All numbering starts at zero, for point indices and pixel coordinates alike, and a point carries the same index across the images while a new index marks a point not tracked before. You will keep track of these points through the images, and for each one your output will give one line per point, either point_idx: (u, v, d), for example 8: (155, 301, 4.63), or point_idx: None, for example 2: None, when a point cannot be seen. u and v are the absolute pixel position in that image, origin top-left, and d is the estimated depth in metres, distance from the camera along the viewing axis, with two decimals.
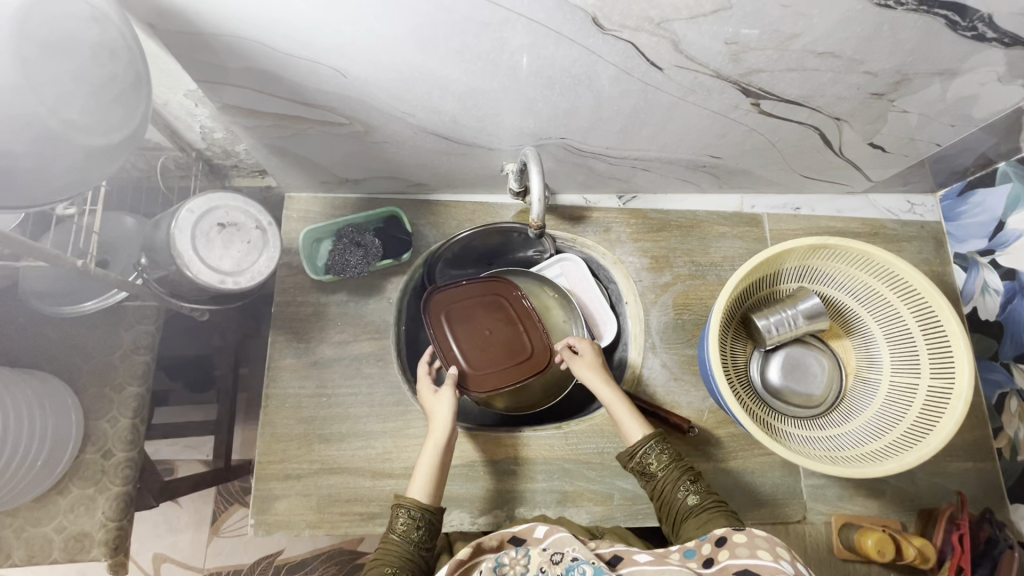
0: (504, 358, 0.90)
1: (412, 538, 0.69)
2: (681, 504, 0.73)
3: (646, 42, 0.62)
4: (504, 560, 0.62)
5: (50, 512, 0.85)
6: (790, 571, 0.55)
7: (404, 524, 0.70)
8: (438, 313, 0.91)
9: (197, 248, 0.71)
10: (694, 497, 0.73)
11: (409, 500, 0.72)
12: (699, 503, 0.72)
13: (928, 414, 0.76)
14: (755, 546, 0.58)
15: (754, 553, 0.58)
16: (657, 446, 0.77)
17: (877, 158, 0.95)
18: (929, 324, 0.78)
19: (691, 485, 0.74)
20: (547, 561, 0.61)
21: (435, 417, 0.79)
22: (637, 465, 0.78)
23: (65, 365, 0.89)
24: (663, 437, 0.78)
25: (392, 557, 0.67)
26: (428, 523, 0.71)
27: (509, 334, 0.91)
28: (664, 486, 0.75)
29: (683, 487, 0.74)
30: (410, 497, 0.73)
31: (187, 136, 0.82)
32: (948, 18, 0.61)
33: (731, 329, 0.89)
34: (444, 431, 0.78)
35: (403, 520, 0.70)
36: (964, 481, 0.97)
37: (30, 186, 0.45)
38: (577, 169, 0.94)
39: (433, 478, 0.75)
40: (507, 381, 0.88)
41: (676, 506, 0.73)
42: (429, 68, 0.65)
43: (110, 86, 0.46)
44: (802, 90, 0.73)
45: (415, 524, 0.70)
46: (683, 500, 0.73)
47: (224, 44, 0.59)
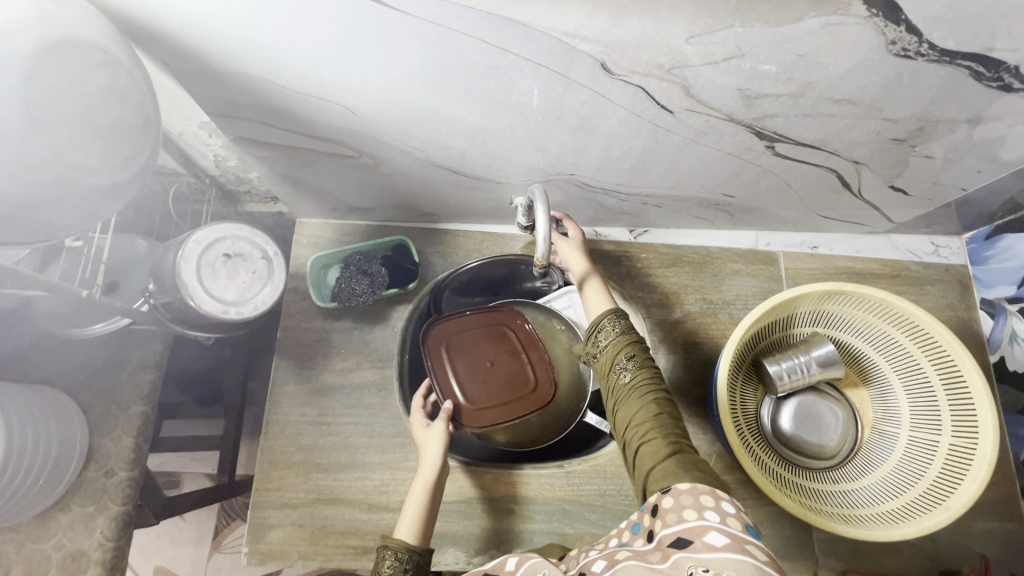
0: (505, 393, 0.86)
1: None
2: (616, 384, 0.67)
3: (655, 87, 0.61)
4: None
5: (49, 529, 0.85)
6: (718, 522, 0.49)
7: (391, 566, 0.65)
8: (440, 343, 0.88)
9: (201, 278, 0.71)
10: (629, 373, 0.67)
11: (395, 539, 0.67)
12: (632, 380, 0.67)
13: (948, 474, 0.73)
14: (682, 508, 0.51)
15: (682, 516, 0.51)
16: (606, 323, 0.72)
17: (899, 200, 0.92)
18: (950, 378, 0.75)
19: (627, 360, 0.68)
20: None
21: (426, 452, 0.77)
22: (589, 347, 0.73)
23: (74, 382, 0.90)
24: (619, 315, 0.72)
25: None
26: (416, 563, 0.66)
27: (512, 367, 0.88)
28: (604, 366, 0.70)
29: (619, 366, 0.68)
30: (397, 537, 0.68)
31: (201, 164, 0.84)
32: (972, 69, 0.59)
33: (741, 372, 0.86)
34: (434, 466, 0.75)
35: (390, 562, 0.65)
36: (991, 542, 0.92)
37: (28, 226, 0.45)
38: (587, 204, 0.93)
39: (422, 514, 0.71)
40: (506, 417, 0.84)
41: (614, 384, 0.68)
42: (437, 107, 0.65)
43: (117, 126, 0.47)
44: (818, 134, 0.71)
45: (402, 567, 0.65)
46: (618, 378, 0.68)
47: (236, 82, 0.60)
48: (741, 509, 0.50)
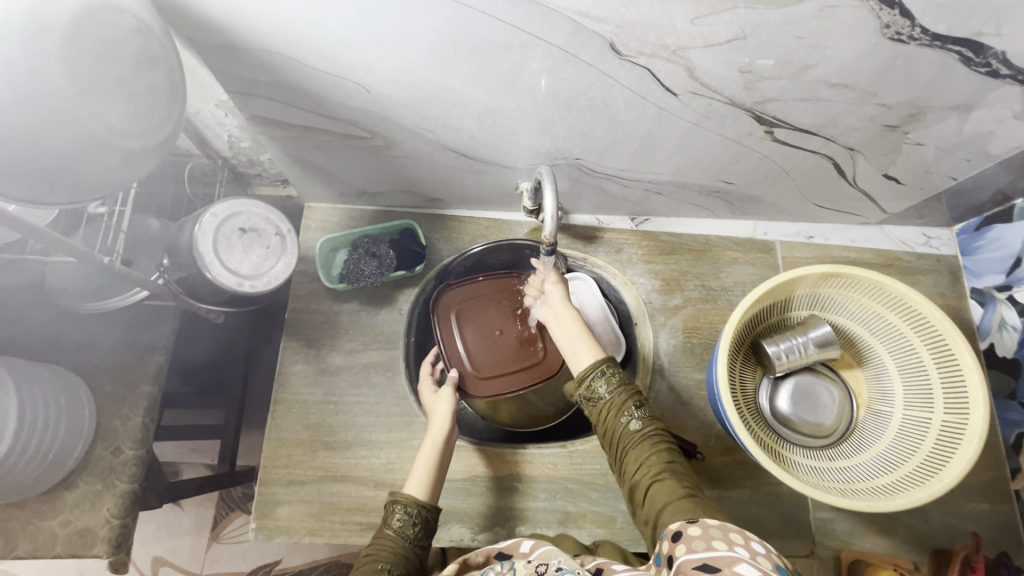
0: (511, 361, 0.88)
1: (409, 534, 0.68)
2: (623, 429, 0.69)
3: (661, 69, 0.63)
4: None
5: (57, 506, 0.86)
6: (747, 556, 0.48)
7: (400, 519, 0.68)
8: (451, 312, 0.90)
9: (218, 251, 0.73)
10: (637, 422, 0.70)
11: (405, 494, 0.71)
12: (641, 429, 0.69)
13: (941, 450, 0.75)
14: (709, 538, 0.52)
15: (710, 545, 0.51)
16: (604, 371, 0.73)
17: (892, 190, 0.95)
18: (943, 359, 0.77)
19: (637, 411, 0.70)
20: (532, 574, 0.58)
21: (436, 415, 0.80)
22: (585, 392, 0.73)
23: (82, 362, 0.91)
24: (615, 362, 0.74)
25: (385, 550, 0.65)
26: (423, 518, 0.70)
27: (521, 338, 0.89)
28: (608, 411, 0.71)
29: (626, 412, 0.70)
30: (406, 492, 0.72)
31: (215, 144, 0.85)
32: (962, 55, 0.62)
33: (740, 354, 0.89)
34: (443, 428, 0.78)
35: (399, 516, 0.69)
36: (981, 522, 0.94)
37: (56, 188, 0.46)
38: (591, 190, 0.96)
39: (431, 473, 0.74)
40: (510, 387, 0.86)
41: (619, 432, 0.70)
42: (450, 87, 0.67)
43: (149, 93, 0.49)
44: (816, 119, 0.74)
45: (411, 521, 0.68)
46: (625, 425, 0.70)
47: (259, 58, 0.62)
48: (773, 551, 0.50)
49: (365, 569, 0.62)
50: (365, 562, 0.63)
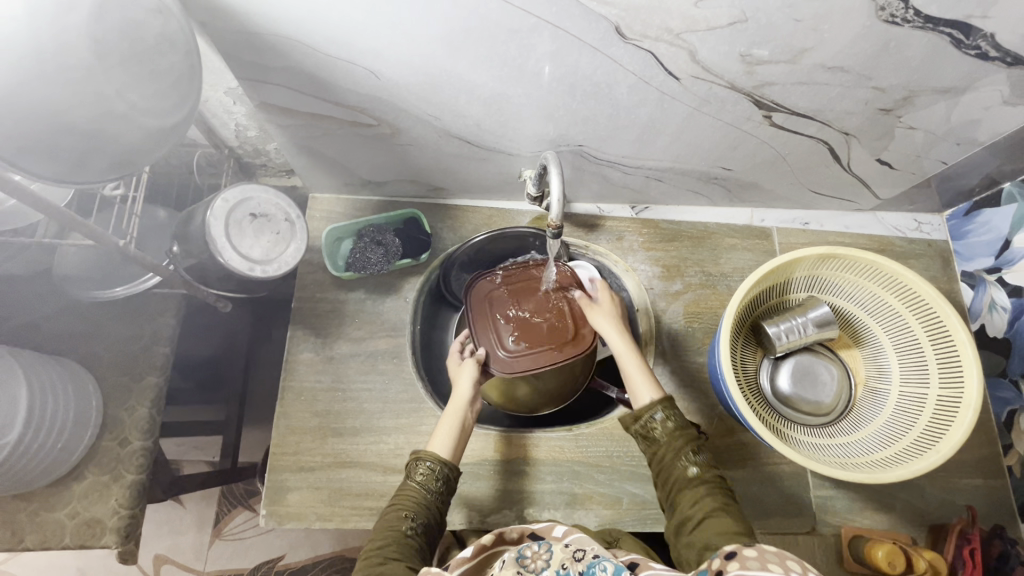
0: (543, 339, 0.85)
1: (432, 488, 0.74)
2: (680, 472, 0.71)
3: (664, 53, 0.65)
4: (525, 552, 0.53)
5: (64, 497, 0.85)
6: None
7: (424, 474, 0.74)
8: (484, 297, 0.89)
9: (229, 235, 0.74)
10: (695, 467, 0.71)
11: (430, 454, 0.76)
12: (698, 474, 0.70)
13: (937, 424, 0.78)
14: (766, 561, 0.46)
15: (765, 568, 0.45)
16: (663, 412, 0.75)
17: (886, 175, 0.98)
18: (938, 336, 0.80)
19: (694, 456, 0.72)
20: (569, 558, 0.52)
21: (459, 385, 0.84)
22: (641, 429, 0.76)
23: (88, 354, 0.90)
24: (674, 404, 0.76)
25: (409, 500, 0.72)
26: (445, 472, 0.75)
27: (558, 318, 0.87)
28: (666, 453, 0.73)
29: (685, 457, 0.72)
30: (430, 450, 0.77)
31: (221, 133, 0.86)
32: (952, 37, 0.64)
33: (741, 336, 0.91)
34: (464, 398, 0.82)
35: (423, 471, 0.74)
36: (975, 496, 0.97)
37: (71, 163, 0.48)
38: (593, 178, 0.97)
39: (453, 438, 0.78)
40: (534, 364, 0.84)
41: (676, 474, 0.71)
42: (459, 72, 0.68)
43: (168, 74, 0.50)
44: (813, 103, 0.76)
45: (434, 477, 0.74)
46: (682, 468, 0.71)
47: (271, 44, 0.63)
48: None
49: (393, 519, 0.70)
50: (393, 512, 0.71)
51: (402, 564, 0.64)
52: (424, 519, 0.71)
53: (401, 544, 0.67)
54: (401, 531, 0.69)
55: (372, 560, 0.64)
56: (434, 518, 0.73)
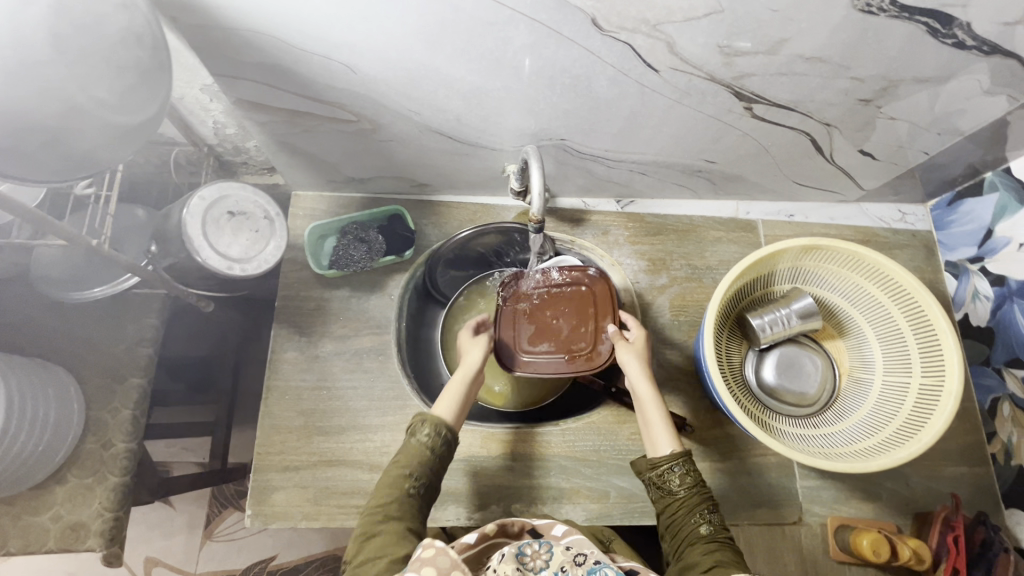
0: (558, 347, 0.87)
1: (434, 450, 0.73)
2: (692, 528, 0.69)
3: (642, 44, 0.65)
4: (525, 550, 0.56)
5: (47, 501, 0.84)
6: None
7: (428, 437, 0.72)
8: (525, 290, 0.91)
9: (206, 233, 0.75)
10: (708, 526, 0.69)
11: (432, 418, 0.74)
12: (710, 534, 0.68)
13: (919, 413, 0.78)
14: None
15: None
16: (682, 466, 0.73)
17: (868, 166, 0.98)
18: (920, 326, 0.80)
19: (710, 514, 0.70)
20: (570, 561, 0.55)
21: (467, 355, 0.83)
22: (656, 478, 0.74)
23: (69, 356, 0.89)
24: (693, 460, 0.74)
25: (412, 459, 0.72)
26: (446, 436, 0.73)
27: (578, 328, 0.88)
28: (680, 506, 0.71)
29: (699, 514, 0.70)
30: (434, 413, 0.74)
31: (199, 131, 0.85)
32: (929, 26, 0.64)
33: (726, 328, 0.91)
34: (473, 367, 0.80)
35: (426, 433, 0.73)
36: (960, 484, 0.97)
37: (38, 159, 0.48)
38: (577, 172, 0.97)
39: (458, 401, 0.76)
40: (543, 370, 0.86)
41: (687, 529, 0.69)
42: (436, 66, 0.68)
43: (135, 69, 0.49)
44: (793, 94, 0.76)
45: (437, 441, 0.73)
46: (695, 526, 0.69)
47: (244, 39, 0.62)
48: None
49: (395, 477, 0.70)
50: (396, 469, 0.71)
51: (401, 524, 0.66)
52: (426, 479, 0.71)
53: (402, 502, 0.69)
54: (402, 489, 0.69)
55: (374, 517, 0.67)
56: (436, 476, 0.73)
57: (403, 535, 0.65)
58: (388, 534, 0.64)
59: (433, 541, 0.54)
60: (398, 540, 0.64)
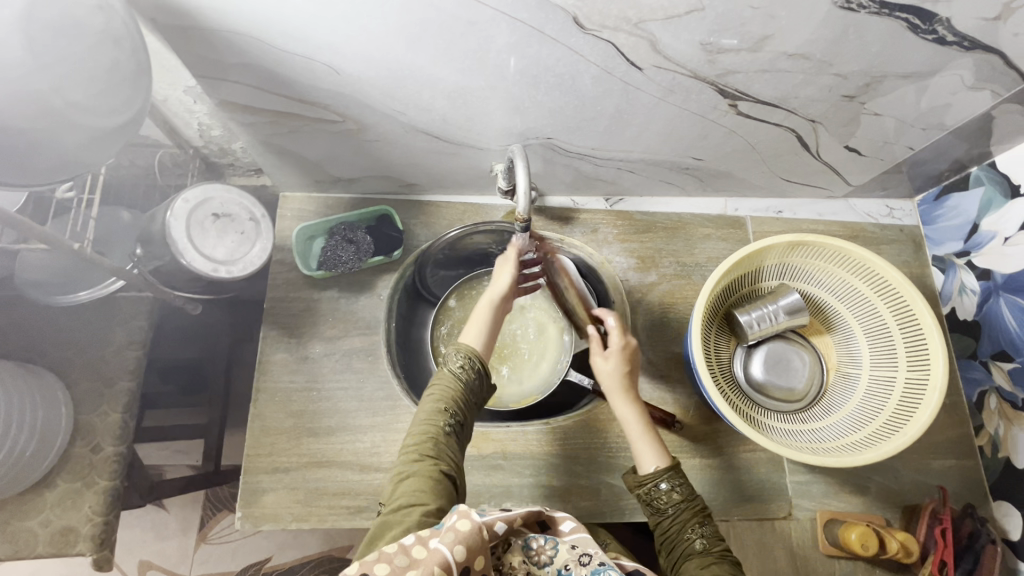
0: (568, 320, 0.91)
1: (466, 380, 0.76)
2: (687, 545, 0.70)
3: (624, 42, 0.65)
4: (532, 544, 0.57)
5: (36, 506, 0.83)
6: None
7: (462, 368, 0.77)
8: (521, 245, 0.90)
9: (191, 236, 0.76)
10: (703, 540, 0.71)
11: (465, 347, 0.79)
12: (705, 548, 0.70)
13: (905, 406, 0.79)
14: None
15: None
16: (668, 482, 0.75)
17: (855, 162, 0.98)
18: (905, 320, 0.81)
19: (701, 529, 0.72)
20: (574, 561, 0.55)
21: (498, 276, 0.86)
22: (645, 496, 0.76)
23: (57, 359, 0.89)
24: (680, 472, 0.76)
25: (446, 395, 0.74)
26: (480, 366, 0.78)
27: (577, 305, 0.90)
28: (671, 527, 0.73)
29: (691, 529, 0.72)
30: (466, 342, 0.80)
31: (184, 133, 0.85)
32: (909, 22, 0.65)
33: (715, 325, 0.91)
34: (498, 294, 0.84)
35: (462, 364, 0.77)
36: (947, 477, 0.98)
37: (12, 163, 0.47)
38: (565, 171, 0.97)
39: (486, 329, 0.82)
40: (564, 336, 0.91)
41: (681, 546, 0.71)
42: (420, 66, 0.68)
43: (112, 70, 0.49)
44: (777, 91, 0.76)
45: (470, 370, 0.77)
46: (689, 541, 0.71)
47: (224, 40, 0.62)
48: None
49: (430, 414, 0.71)
50: (431, 405, 0.72)
51: (437, 466, 0.66)
52: (460, 415, 0.73)
53: (437, 441, 0.69)
54: (437, 427, 0.70)
55: (410, 458, 0.67)
56: (468, 416, 0.74)
57: (438, 478, 0.64)
58: (424, 476, 0.64)
59: (469, 511, 0.50)
60: (433, 485, 0.63)
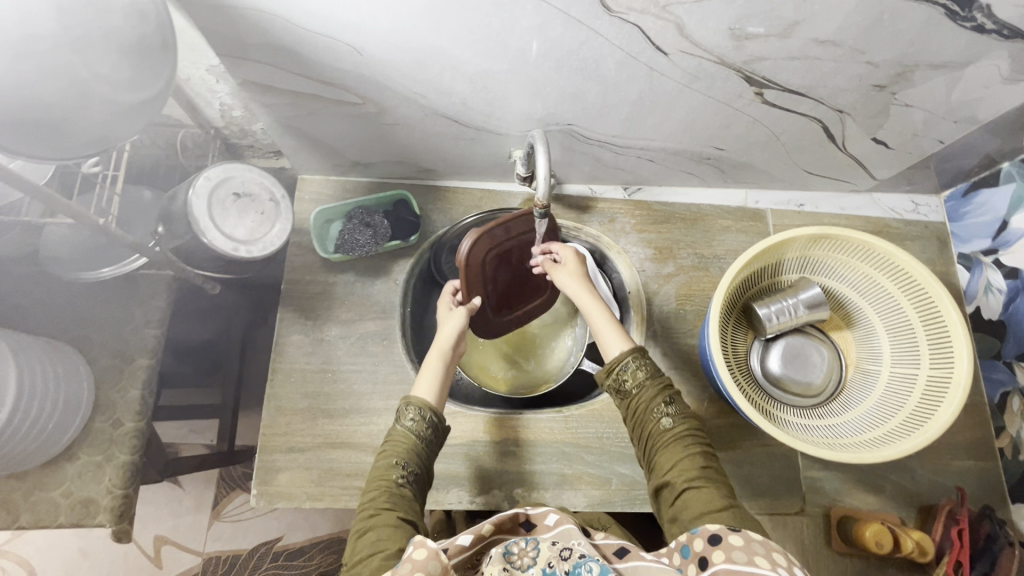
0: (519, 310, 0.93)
1: (422, 434, 0.73)
2: (655, 426, 0.71)
3: (651, 26, 0.64)
4: (512, 549, 0.55)
5: (59, 477, 0.85)
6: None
7: (414, 419, 0.73)
8: (473, 266, 0.80)
9: (212, 216, 0.76)
10: (670, 420, 0.72)
11: (416, 399, 0.75)
12: (673, 427, 0.71)
13: (926, 404, 0.77)
14: (752, 553, 0.51)
15: (752, 560, 0.51)
16: (634, 363, 0.75)
17: (881, 155, 0.96)
18: (929, 317, 0.79)
19: (668, 407, 0.73)
20: (555, 556, 0.53)
21: (444, 329, 0.83)
22: (613, 382, 0.76)
23: (80, 335, 0.90)
24: (643, 353, 0.76)
25: (398, 451, 0.71)
26: (434, 419, 0.74)
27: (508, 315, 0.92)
28: (639, 408, 0.73)
29: (658, 409, 0.72)
30: (417, 395, 0.76)
31: (206, 113, 0.86)
32: (947, 8, 0.62)
33: (732, 318, 0.90)
34: (446, 345, 0.82)
35: (413, 416, 0.73)
36: (966, 478, 0.97)
37: (44, 139, 0.48)
38: (584, 158, 0.96)
39: (438, 381, 0.78)
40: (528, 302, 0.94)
41: (650, 427, 0.72)
42: (441, 48, 0.67)
43: (139, 46, 0.50)
44: (805, 79, 0.75)
45: (424, 422, 0.73)
46: (657, 422, 0.72)
47: (250, 20, 0.62)
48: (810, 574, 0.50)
49: (383, 469, 0.69)
50: (385, 461, 0.70)
51: (393, 514, 0.64)
52: (415, 468, 0.70)
53: (391, 494, 0.67)
54: (390, 480, 0.68)
55: (365, 513, 0.65)
56: (425, 466, 0.72)
57: (397, 526, 0.63)
58: (382, 527, 0.63)
59: (425, 539, 0.51)
60: (393, 532, 0.62)
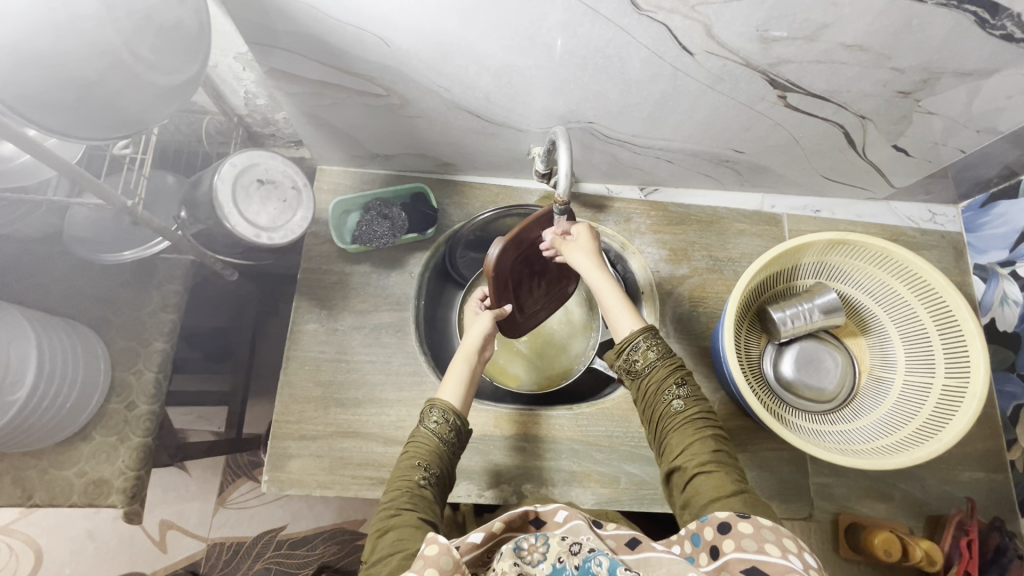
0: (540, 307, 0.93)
1: (445, 436, 0.73)
2: (666, 410, 0.71)
3: (679, 25, 0.64)
4: (522, 544, 0.52)
5: (72, 456, 0.86)
6: (801, 568, 0.48)
7: (438, 420, 0.74)
8: (499, 272, 0.78)
9: (236, 201, 0.77)
10: (681, 403, 0.71)
11: (442, 401, 0.75)
12: (683, 410, 0.71)
13: (941, 413, 0.77)
14: (763, 540, 0.51)
15: (761, 548, 0.51)
16: (644, 342, 0.75)
17: (900, 163, 0.96)
18: (946, 326, 0.79)
19: (680, 389, 0.72)
20: (566, 551, 0.51)
21: (469, 334, 0.84)
22: (624, 363, 0.76)
23: (98, 317, 0.91)
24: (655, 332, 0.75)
25: (420, 452, 0.71)
26: (458, 423, 0.74)
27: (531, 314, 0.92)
28: (651, 391, 0.73)
29: (668, 393, 0.72)
30: (442, 398, 0.76)
31: (230, 100, 0.87)
32: (977, 16, 0.62)
33: (747, 321, 0.90)
34: (473, 347, 0.82)
35: (436, 417, 0.74)
36: (976, 489, 0.96)
37: (84, 118, 0.50)
38: (602, 157, 0.96)
39: (463, 384, 0.78)
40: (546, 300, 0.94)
41: (660, 410, 0.72)
42: (468, 41, 0.67)
43: (176, 29, 0.51)
44: (829, 84, 0.75)
45: (448, 424, 0.74)
46: (668, 405, 0.72)
47: (281, 9, 0.63)
48: (819, 562, 0.50)
49: (406, 468, 0.69)
50: (406, 462, 0.70)
51: (415, 515, 0.63)
52: (437, 470, 0.70)
53: (413, 494, 0.67)
54: (413, 481, 0.68)
55: (386, 514, 0.64)
56: (446, 471, 0.72)
57: (419, 525, 0.62)
58: (404, 525, 0.61)
59: (436, 535, 0.49)
60: (416, 531, 0.61)
